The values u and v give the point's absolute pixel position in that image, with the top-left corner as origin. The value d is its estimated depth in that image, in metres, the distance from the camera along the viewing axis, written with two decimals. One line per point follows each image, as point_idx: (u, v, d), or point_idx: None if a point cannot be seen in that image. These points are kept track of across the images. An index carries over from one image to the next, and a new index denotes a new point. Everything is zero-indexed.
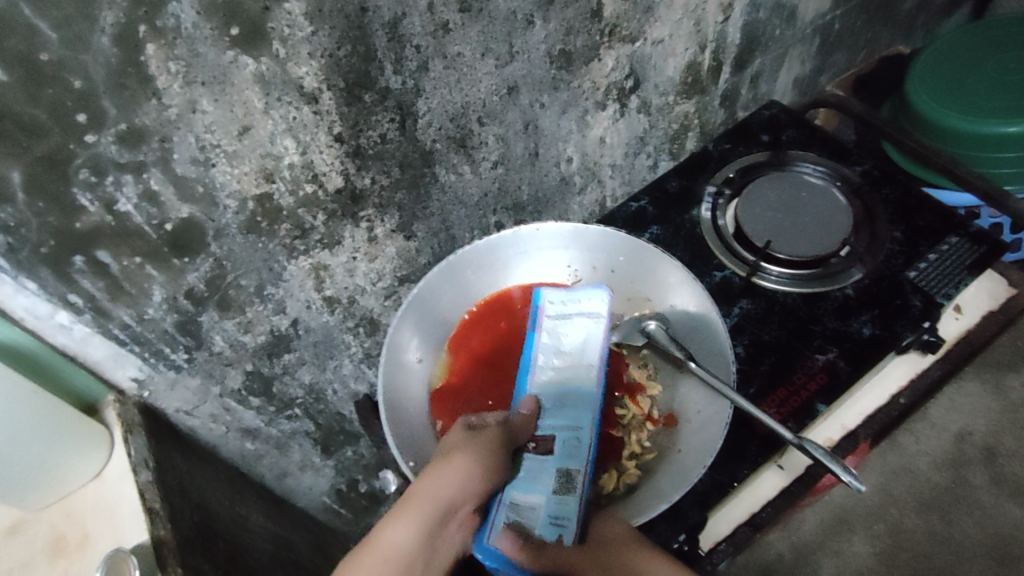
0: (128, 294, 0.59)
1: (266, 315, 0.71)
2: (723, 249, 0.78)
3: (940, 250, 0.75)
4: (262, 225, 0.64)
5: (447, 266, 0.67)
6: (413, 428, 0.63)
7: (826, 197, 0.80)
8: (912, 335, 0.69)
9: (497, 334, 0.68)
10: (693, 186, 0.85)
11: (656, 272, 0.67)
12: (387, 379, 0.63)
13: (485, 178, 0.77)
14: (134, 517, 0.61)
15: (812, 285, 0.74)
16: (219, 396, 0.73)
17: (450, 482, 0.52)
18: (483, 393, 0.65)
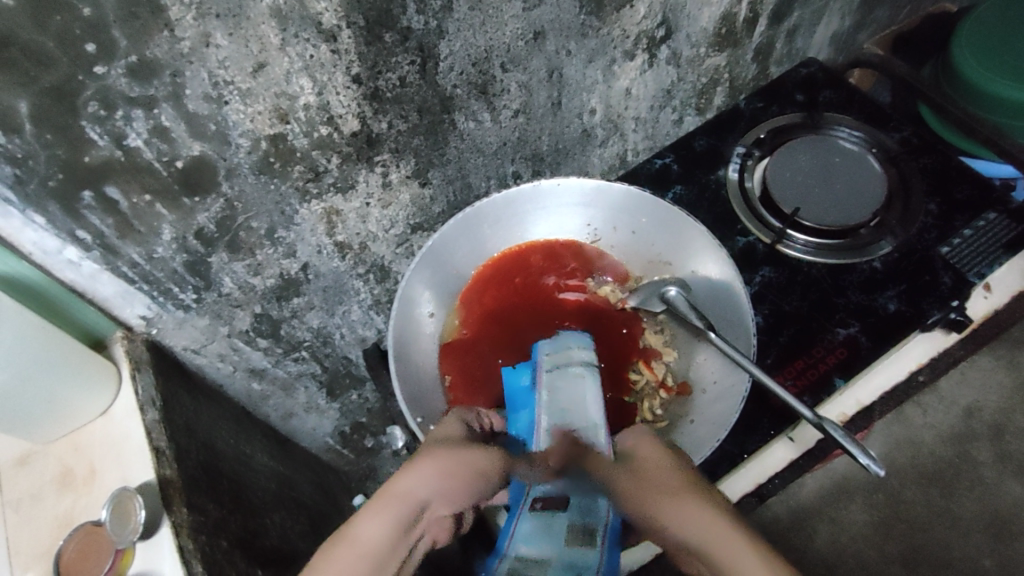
0: (138, 231, 0.58)
1: (276, 258, 0.70)
2: (748, 213, 0.75)
3: (977, 226, 0.72)
4: (275, 166, 0.62)
5: (465, 219, 0.63)
6: (423, 384, 0.61)
7: (860, 163, 0.76)
8: (938, 313, 0.67)
9: (511, 290, 0.66)
10: (721, 146, 0.81)
11: (680, 237, 0.64)
12: (397, 331, 0.60)
13: (505, 127, 0.74)
14: (140, 454, 0.60)
15: (840, 256, 0.71)
16: (228, 336, 0.73)
17: (433, 490, 0.46)
18: (493, 352, 0.63)
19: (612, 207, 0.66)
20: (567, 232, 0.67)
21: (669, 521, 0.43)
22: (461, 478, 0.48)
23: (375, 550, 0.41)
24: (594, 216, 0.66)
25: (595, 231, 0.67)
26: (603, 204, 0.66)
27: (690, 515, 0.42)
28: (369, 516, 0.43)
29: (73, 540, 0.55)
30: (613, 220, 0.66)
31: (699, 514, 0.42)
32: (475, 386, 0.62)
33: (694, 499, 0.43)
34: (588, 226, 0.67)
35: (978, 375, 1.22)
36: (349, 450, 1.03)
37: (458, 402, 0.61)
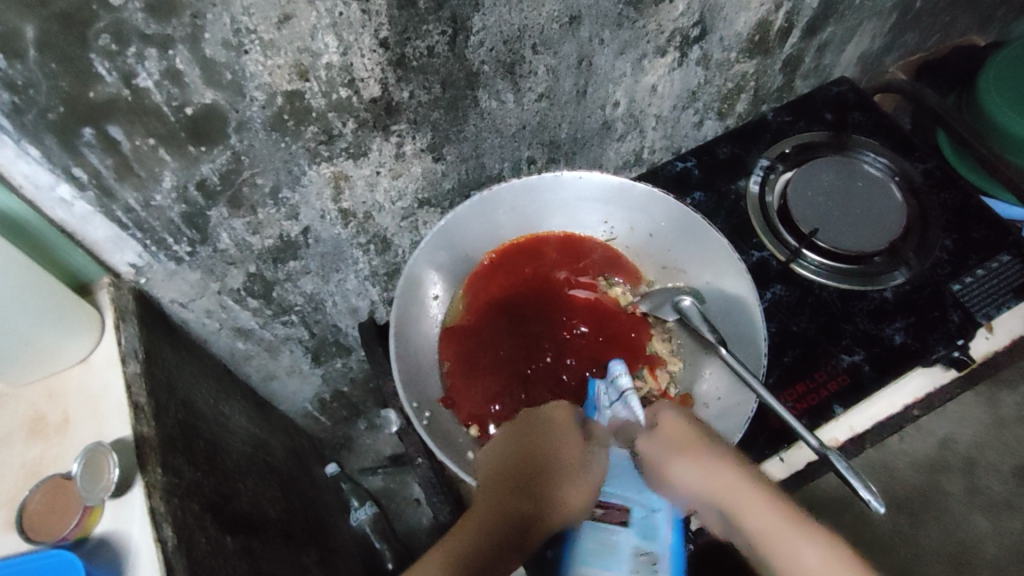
0: (137, 175, 0.56)
1: (278, 219, 0.67)
2: (765, 227, 0.74)
3: (990, 267, 0.71)
4: (288, 124, 0.59)
5: (480, 201, 0.61)
6: (421, 368, 0.59)
7: (883, 191, 0.74)
8: (942, 351, 0.66)
9: (520, 281, 0.64)
10: (745, 156, 0.80)
11: (698, 245, 0.62)
12: (400, 311, 0.58)
13: (527, 110, 0.72)
14: (117, 409, 0.57)
15: (850, 282, 0.70)
16: (218, 292, 0.71)
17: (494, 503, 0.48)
18: (494, 342, 0.61)
19: (632, 207, 0.64)
20: (582, 227, 0.66)
21: (683, 473, 0.47)
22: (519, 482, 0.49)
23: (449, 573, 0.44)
24: (612, 214, 0.65)
25: (611, 229, 0.66)
26: (624, 203, 0.64)
27: (702, 468, 0.46)
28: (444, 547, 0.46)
29: (41, 491, 0.51)
30: (631, 220, 0.65)
31: (709, 468, 0.46)
32: (474, 375, 0.60)
33: (704, 451, 0.47)
34: (605, 224, 0.65)
35: (957, 409, 1.24)
36: (326, 418, 1.01)
37: (455, 390, 0.60)
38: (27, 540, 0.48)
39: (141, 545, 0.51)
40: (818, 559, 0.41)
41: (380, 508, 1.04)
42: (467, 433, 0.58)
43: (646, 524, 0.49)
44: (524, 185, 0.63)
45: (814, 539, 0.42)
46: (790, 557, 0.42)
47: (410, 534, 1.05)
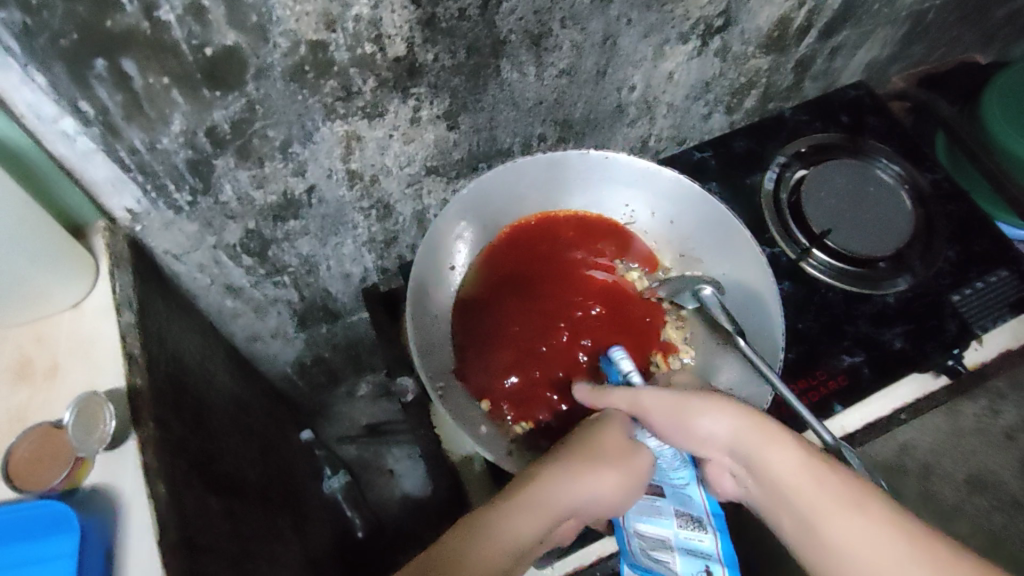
0: (146, 115, 0.53)
1: (283, 175, 0.65)
2: (777, 225, 0.74)
3: (987, 281, 0.71)
4: (308, 76, 0.57)
5: (505, 172, 0.60)
6: (435, 337, 0.58)
7: (891, 196, 0.75)
8: (938, 359, 0.67)
9: (537, 257, 0.63)
10: (761, 151, 0.79)
11: (718, 236, 0.63)
12: (416, 277, 0.58)
13: (546, 85, 0.71)
14: (113, 359, 0.55)
15: (856, 284, 0.71)
16: (213, 247, 0.68)
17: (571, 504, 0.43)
18: (509, 315, 0.60)
19: (655, 191, 0.64)
20: (603, 208, 0.65)
21: (707, 424, 0.45)
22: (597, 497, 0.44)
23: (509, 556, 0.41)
24: (634, 196, 0.64)
25: (631, 212, 0.65)
26: (647, 187, 0.64)
27: (728, 421, 0.45)
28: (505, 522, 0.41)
29: (28, 439, 0.50)
30: (653, 205, 0.65)
31: (733, 420, 0.45)
32: (487, 348, 0.59)
33: (733, 407, 0.45)
34: (625, 207, 0.65)
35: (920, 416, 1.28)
36: (305, 383, 0.99)
37: (467, 362, 0.58)
38: (16, 489, 0.48)
39: (135, 496, 0.50)
40: (844, 508, 0.41)
41: (353, 477, 1.03)
42: (479, 407, 0.56)
43: (677, 492, 0.49)
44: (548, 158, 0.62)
45: (843, 490, 0.42)
46: (822, 520, 0.41)
47: (382, 506, 1.03)
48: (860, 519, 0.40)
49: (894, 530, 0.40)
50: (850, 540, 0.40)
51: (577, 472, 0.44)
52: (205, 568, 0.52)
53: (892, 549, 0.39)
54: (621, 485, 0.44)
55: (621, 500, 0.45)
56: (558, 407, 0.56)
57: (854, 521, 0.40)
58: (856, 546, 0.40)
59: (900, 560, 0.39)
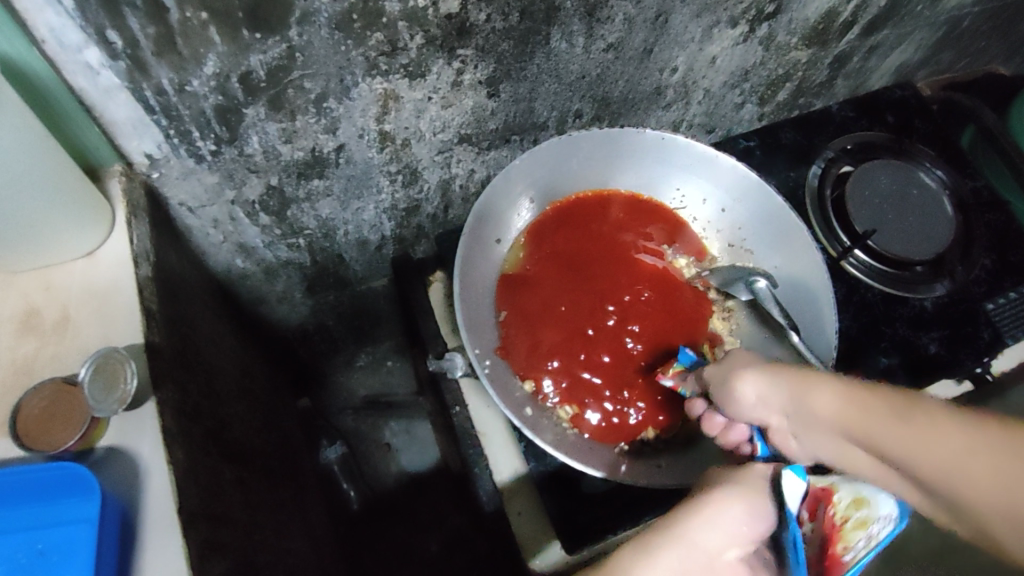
0: (178, 54, 0.49)
1: (314, 130, 0.61)
2: (820, 222, 0.72)
3: (1023, 292, 0.71)
4: (354, 26, 0.53)
5: (561, 143, 0.59)
6: (480, 312, 0.56)
7: (935, 201, 0.74)
8: (971, 366, 0.67)
9: (586, 237, 0.62)
10: (810, 146, 0.78)
11: (770, 227, 0.62)
12: (465, 248, 0.56)
13: (592, 59, 0.68)
14: (128, 314, 0.51)
15: (895, 287, 0.70)
16: (231, 202, 0.64)
17: (714, 540, 0.38)
18: (555, 294, 0.59)
19: (709, 177, 0.63)
20: (654, 192, 0.64)
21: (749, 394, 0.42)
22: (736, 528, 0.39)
23: None
24: (686, 181, 0.63)
25: (682, 198, 0.64)
26: (702, 172, 0.62)
27: (762, 383, 0.41)
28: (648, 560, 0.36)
29: (38, 395, 0.46)
30: (705, 192, 0.64)
31: (766, 380, 0.41)
32: (533, 326, 0.57)
33: (768, 370, 0.42)
34: (677, 191, 0.64)
35: None
36: (304, 351, 0.95)
37: (511, 340, 0.56)
38: (23, 447, 0.44)
39: (152, 459, 0.47)
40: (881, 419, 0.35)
41: (349, 449, 1.00)
42: (523, 386, 0.55)
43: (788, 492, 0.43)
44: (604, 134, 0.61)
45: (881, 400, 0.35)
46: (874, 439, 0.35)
47: (376, 479, 1.01)
48: (899, 426, 0.34)
49: (934, 418, 0.33)
50: (907, 457, 0.33)
51: (706, 500, 0.40)
52: (220, 540, 0.49)
53: (944, 450, 0.32)
54: (745, 515, 0.40)
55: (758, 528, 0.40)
56: (604, 394, 0.55)
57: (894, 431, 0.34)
58: (915, 462, 0.33)
59: (963, 461, 0.31)
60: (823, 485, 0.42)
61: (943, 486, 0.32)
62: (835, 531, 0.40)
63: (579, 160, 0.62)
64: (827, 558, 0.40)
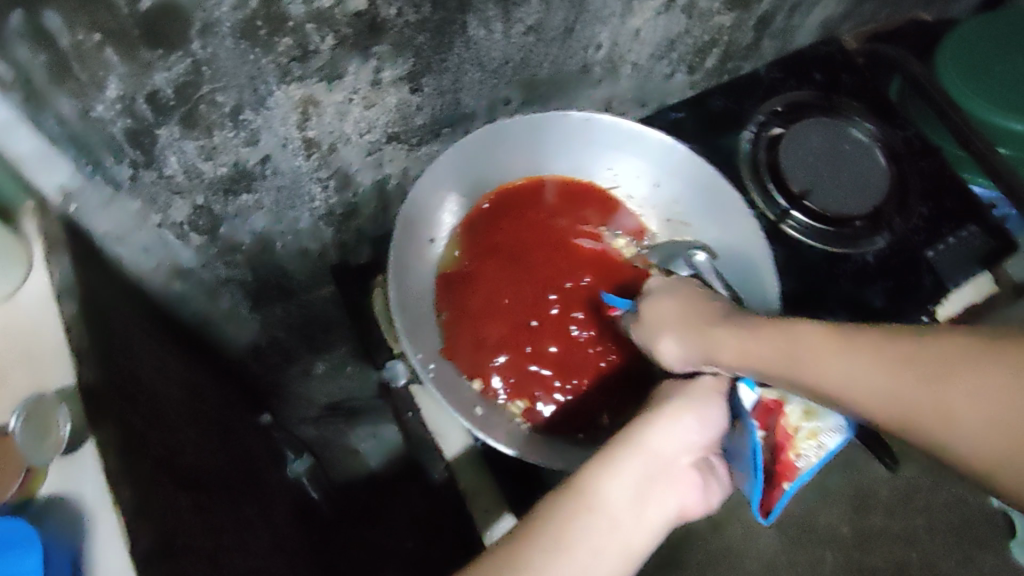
0: (76, 79, 0.46)
1: (234, 144, 0.59)
2: (756, 185, 0.73)
3: (959, 237, 0.72)
4: (259, 33, 0.51)
5: (484, 135, 0.58)
6: (420, 315, 0.56)
7: (865, 156, 0.75)
8: (915, 315, 0.69)
9: (521, 227, 0.62)
10: (739, 111, 0.78)
11: (706, 199, 0.62)
12: (397, 252, 0.55)
13: (513, 43, 0.67)
14: (56, 357, 0.49)
15: (835, 244, 0.70)
16: (157, 226, 0.62)
17: (668, 445, 0.44)
18: (496, 291, 0.59)
19: (641, 153, 0.62)
20: (588, 173, 0.64)
21: (733, 348, 0.45)
22: (688, 433, 0.45)
23: (613, 509, 0.40)
24: (618, 160, 0.63)
25: (616, 177, 0.64)
26: (633, 149, 0.62)
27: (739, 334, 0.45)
28: (606, 472, 0.41)
29: None
30: (637, 168, 0.63)
31: (732, 329, 0.45)
32: (473, 324, 0.58)
33: (685, 327, 0.48)
34: (609, 171, 0.64)
35: None
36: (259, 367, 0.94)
37: (454, 340, 0.57)
38: None
39: (99, 501, 0.45)
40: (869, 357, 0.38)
41: (315, 456, 1.00)
42: (471, 385, 0.55)
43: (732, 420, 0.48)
44: (528, 120, 0.60)
45: (865, 338, 0.39)
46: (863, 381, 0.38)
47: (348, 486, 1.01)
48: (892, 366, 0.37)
49: (921, 361, 0.36)
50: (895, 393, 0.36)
51: (663, 408, 0.45)
52: (183, 567, 0.48)
53: (935, 384, 0.35)
54: (697, 424, 0.46)
55: (707, 431, 0.46)
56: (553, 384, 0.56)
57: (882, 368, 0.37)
58: (900, 397, 0.36)
59: (948, 395, 0.34)
60: (774, 398, 0.48)
61: (930, 421, 0.35)
62: (788, 440, 0.47)
63: (507, 148, 0.61)
64: (783, 462, 0.46)
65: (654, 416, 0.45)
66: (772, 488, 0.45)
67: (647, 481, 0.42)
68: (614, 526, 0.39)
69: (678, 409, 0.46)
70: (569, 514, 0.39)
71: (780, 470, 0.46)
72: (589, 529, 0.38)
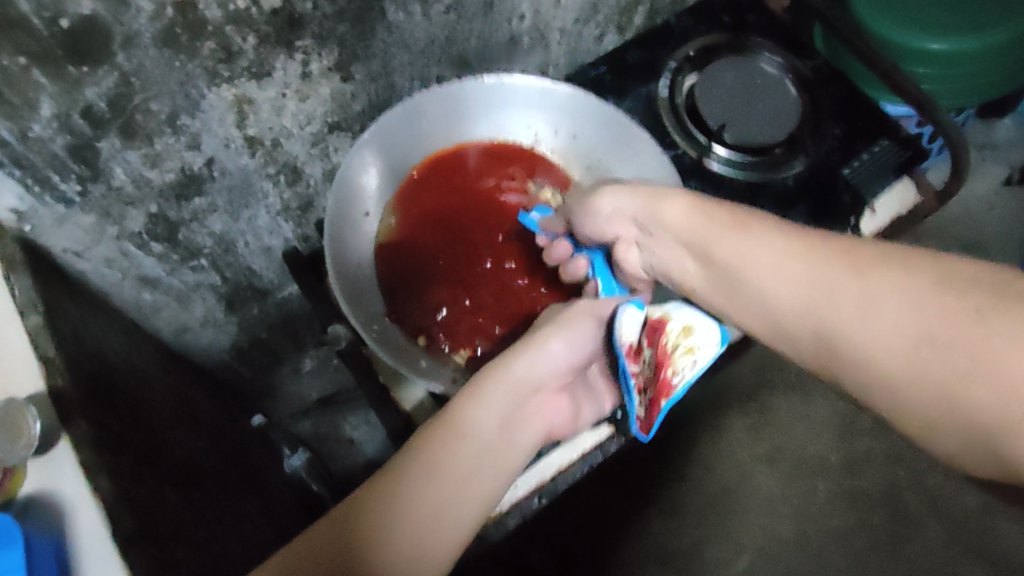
0: (10, 103, 0.49)
1: (177, 150, 0.62)
2: (678, 128, 0.77)
3: (872, 151, 0.75)
4: (181, 39, 0.54)
5: (407, 111, 0.64)
6: (364, 281, 0.64)
7: (778, 87, 0.78)
8: (839, 228, 0.73)
9: (450, 192, 0.69)
10: (654, 60, 0.80)
11: (620, 143, 0.68)
12: (337, 225, 0.62)
13: (435, 23, 0.69)
14: (26, 365, 0.53)
15: (757, 172, 0.75)
16: (116, 238, 0.65)
17: (540, 373, 0.53)
18: (433, 253, 0.66)
19: (555, 108, 0.69)
20: (510, 135, 0.70)
21: (730, 249, 0.46)
22: (556, 360, 0.54)
23: (480, 439, 0.47)
24: (535, 118, 0.69)
25: (537, 135, 0.70)
26: (546, 106, 0.68)
27: (737, 239, 0.46)
28: (471, 399, 0.48)
29: None
30: (554, 124, 0.70)
31: (718, 226, 0.48)
32: (415, 285, 0.65)
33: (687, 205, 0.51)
34: (529, 130, 0.70)
35: None
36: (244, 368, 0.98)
37: (399, 303, 0.64)
38: None
39: (77, 496, 0.49)
40: (862, 287, 0.38)
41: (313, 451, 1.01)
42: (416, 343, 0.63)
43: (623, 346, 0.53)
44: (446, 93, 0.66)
45: (861, 268, 0.39)
46: (843, 312, 0.39)
47: None
48: (879, 293, 0.38)
49: (906, 299, 0.36)
50: (868, 328, 0.37)
51: (538, 337, 0.54)
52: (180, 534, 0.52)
53: (907, 323, 0.36)
54: (563, 347, 0.54)
55: (572, 352, 0.55)
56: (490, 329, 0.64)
57: (864, 298, 0.38)
58: (874, 330, 0.37)
59: (907, 343, 0.36)
60: (659, 316, 0.51)
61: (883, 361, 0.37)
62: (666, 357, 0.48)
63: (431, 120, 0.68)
64: (662, 381, 0.47)
65: (530, 347, 0.53)
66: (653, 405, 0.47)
67: (514, 406, 0.50)
68: (480, 452, 0.46)
69: (543, 333, 0.55)
70: (438, 441, 0.45)
71: (659, 387, 0.47)
72: (457, 457, 0.45)
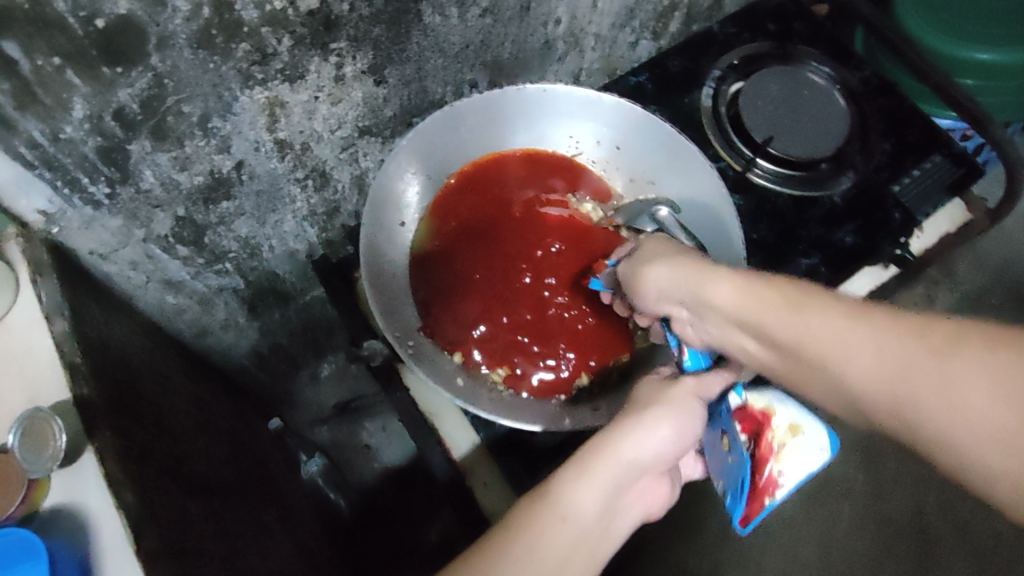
0: (42, 102, 0.48)
1: (207, 153, 0.60)
2: (722, 141, 0.74)
3: (923, 168, 0.73)
4: (215, 40, 0.52)
5: (445, 117, 0.64)
6: (398, 291, 0.63)
7: (825, 97, 0.76)
8: (888, 248, 0.70)
9: (487, 201, 0.67)
10: (696, 67, 0.79)
11: (663, 154, 0.67)
12: (371, 234, 0.61)
13: (470, 27, 0.68)
14: (52, 370, 0.51)
15: (803, 189, 0.72)
16: (143, 241, 0.64)
17: (653, 453, 0.44)
18: (470, 264, 0.64)
19: (598, 118, 0.67)
20: (550, 145, 0.69)
21: (766, 327, 0.40)
22: (671, 445, 0.45)
23: (582, 523, 0.40)
24: (576, 127, 0.68)
25: (577, 144, 0.70)
26: (588, 115, 0.67)
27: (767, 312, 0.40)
28: (577, 479, 0.41)
29: None
30: (596, 134, 0.69)
31: (746, 293, 0.42)
32: (448, 297, 0.63)
33: (668, 266, 0.48)
34: (570, 139, 0.69)
35: None
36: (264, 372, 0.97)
37: (435, 315, 0.62)
38: None
39: (102, 509, 0.48)
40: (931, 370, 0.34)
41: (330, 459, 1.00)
42: (452, 360, 0.61)
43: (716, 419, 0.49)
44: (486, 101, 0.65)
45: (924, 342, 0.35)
46: (920, 400, 0.34)
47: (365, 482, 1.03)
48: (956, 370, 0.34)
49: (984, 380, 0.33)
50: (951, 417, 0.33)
51: (648, 412, 0.45)
52: (203, 548, 0.50)
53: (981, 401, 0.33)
54: (675, 434, 0.45)
55: (686, 438, 0.46)
56: (530, 349, 0.61)
57: (937, 385, 0.34)
58: (955, 411, 0.33)
59: (991, 424, 0.32)
60: (762, 408, 0.47)
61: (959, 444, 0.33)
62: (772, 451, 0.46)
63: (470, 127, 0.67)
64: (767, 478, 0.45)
65: (641, 422, 0.45)
66: (754, 502, 0.45)
67: (618, 490, 0.42)
68: (582, 537, 0.39)
69: (648, 404, 0.47)
70: (535, 522, 0.39)
71: (763, 485, 0.45)
72: (557, 542, 0.38)
